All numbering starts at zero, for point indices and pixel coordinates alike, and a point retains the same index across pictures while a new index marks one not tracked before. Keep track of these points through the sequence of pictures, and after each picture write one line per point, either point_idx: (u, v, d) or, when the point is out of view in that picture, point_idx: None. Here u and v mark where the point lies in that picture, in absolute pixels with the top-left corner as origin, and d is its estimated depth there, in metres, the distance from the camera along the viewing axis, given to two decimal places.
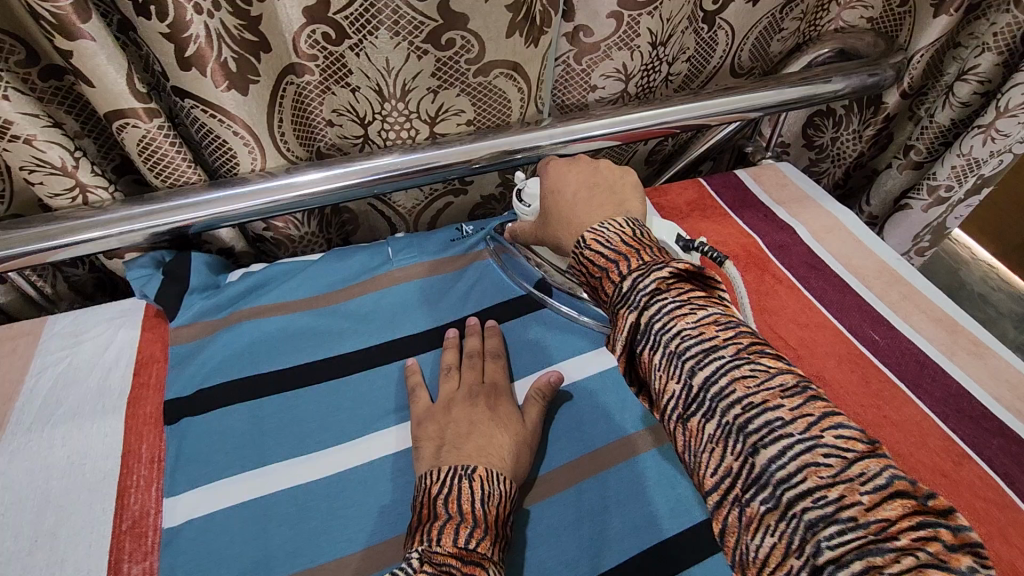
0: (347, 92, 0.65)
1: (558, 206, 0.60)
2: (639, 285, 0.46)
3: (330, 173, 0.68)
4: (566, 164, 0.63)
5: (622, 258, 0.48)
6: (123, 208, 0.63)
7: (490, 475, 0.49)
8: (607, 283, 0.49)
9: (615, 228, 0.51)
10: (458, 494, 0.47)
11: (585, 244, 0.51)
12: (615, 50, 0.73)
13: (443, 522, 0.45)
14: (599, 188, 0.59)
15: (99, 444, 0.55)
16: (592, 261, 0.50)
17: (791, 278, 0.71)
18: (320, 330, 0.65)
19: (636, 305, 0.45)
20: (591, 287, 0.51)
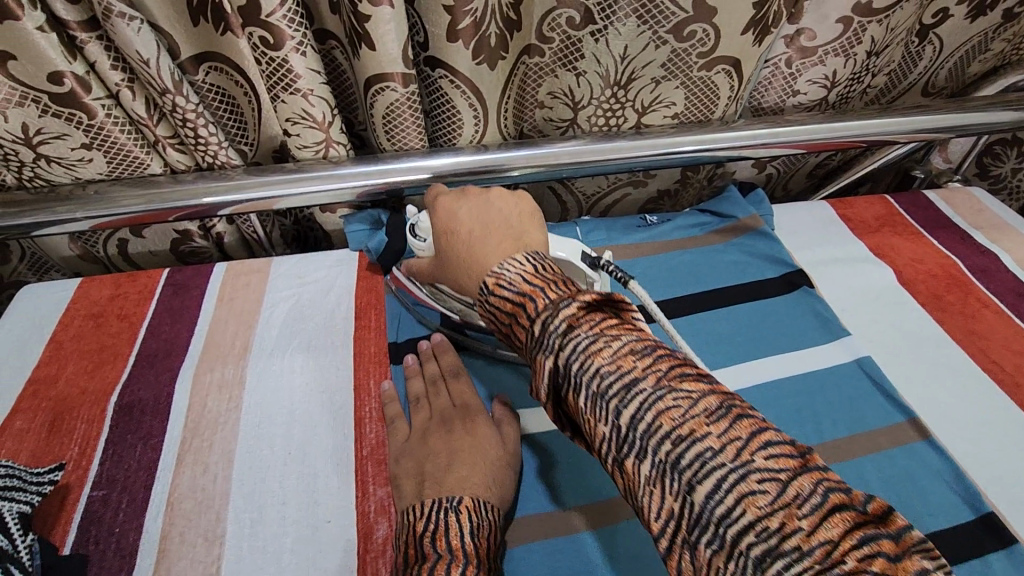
0: (571, 76, 0.68)
1: (455, 248, 0.52)
2: (550, 326, 0.39)
3: (539, 151, 0.71)
4: (456, 195, 0.55)
5: (526, 301, 0.42)
6: (357, 165, 0.69)
7: (476, 505, 0.45)
8: (518, 331, 0.43)
9: (515, 267, 0.45)
10: (447, 530, 0.43)
11: (489, 290, 0.45)
12: (830, 57, 0.72)
13: (434, 562, 0.40)
14: (493, 224, 0.51)
15: (335, 376, 0.60)
16: (500, 308, 0.44)
17: (998, 304, 0.68)
18: None
19: (550, 349, 0.39)
20: (505, 336, 0.45)
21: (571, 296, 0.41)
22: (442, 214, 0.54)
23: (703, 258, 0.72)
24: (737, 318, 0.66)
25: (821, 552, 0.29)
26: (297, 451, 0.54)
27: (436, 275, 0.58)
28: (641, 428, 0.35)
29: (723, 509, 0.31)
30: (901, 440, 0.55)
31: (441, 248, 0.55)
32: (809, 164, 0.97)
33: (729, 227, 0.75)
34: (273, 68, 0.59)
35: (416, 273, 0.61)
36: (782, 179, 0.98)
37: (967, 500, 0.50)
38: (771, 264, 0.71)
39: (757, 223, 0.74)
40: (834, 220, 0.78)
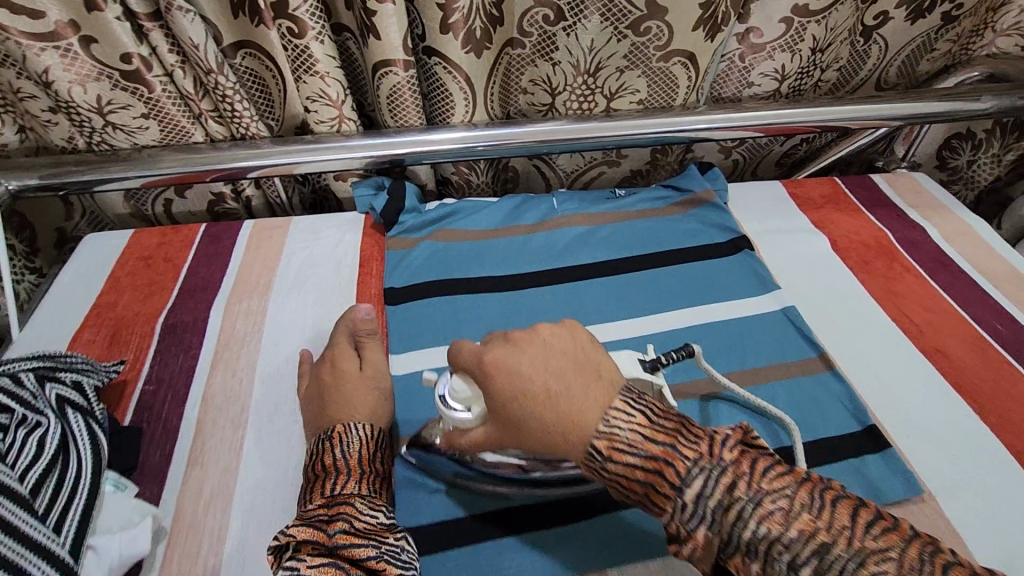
0: (548, 65, 0.80)
1: (534, 413, 0.44)
2: (703, 488, 0.39)
3: (520, 130, 0.83)
4: (507, 348, 0.46)
5: (659, 465, 0.41)
6: (364, 138, 0.81)
7: (346, 428, 0.56)
8: (658, 496, 0.41)
9: (626, 424, 0.42)
10: (321, 455, 0.55)
11: (602, 454, 0.42)
12: (778, 52, 0.83)
13: (312, 482, 0.53)
14: (566, 370, 0.45)
15: (340, 310, 0.73)
16: (629, 475, 0.42)
17: (919, 269, 0.77)
18: (498, 255, 0.79)
19: (707, 519, 0.39)
20: (636, 501, 0.43)
21: (709, 453, 0.40)
22: (501, 377, 0.45)
23: (660, 225, 0.82)
24: (684, 273, 0.76)
25: (776, 514, 0.37)
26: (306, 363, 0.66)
27: (500, 441, 0.49)
28: (741, 538, 0.38)
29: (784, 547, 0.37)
30: (809, 370, 0.65)
31: (499, 410, 0.46)
32: (774, 152, 1.07)
33: (686, 200, 0.85)
34: (297, 53, 0.72)
35: (459, 444, 0.52)
36: (750, 165, 1.08)
37: (853, 415, 0.61)
38: (719, 230, 0.81)
39: (710, 196, 0.84)
40: (784, 197, 0.88)
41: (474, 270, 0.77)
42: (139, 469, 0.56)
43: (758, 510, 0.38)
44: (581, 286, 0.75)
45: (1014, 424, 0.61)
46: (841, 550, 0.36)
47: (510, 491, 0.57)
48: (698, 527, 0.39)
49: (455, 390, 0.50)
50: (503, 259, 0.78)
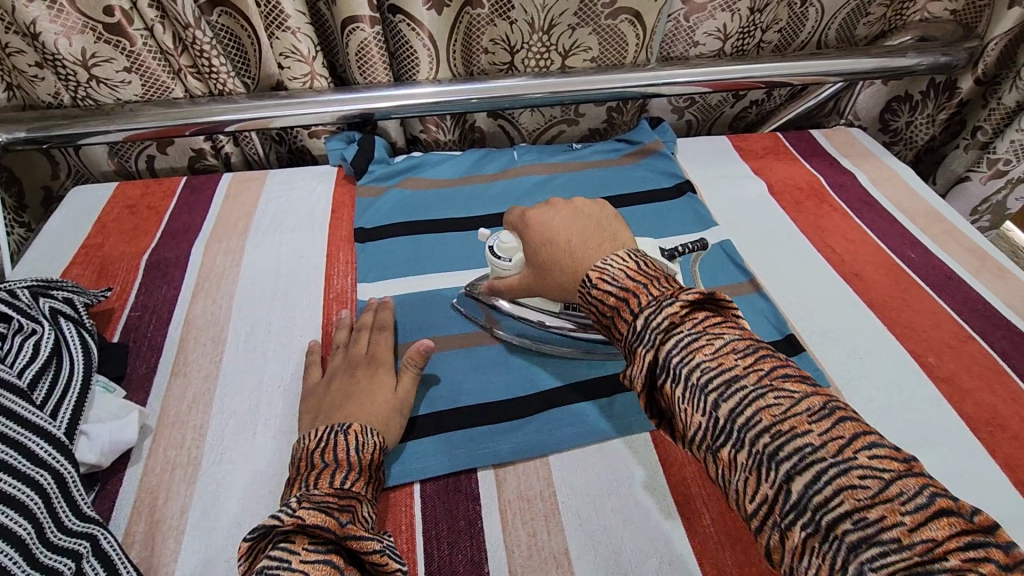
0: (506, 24, 0.86)
1: (553, 255, 0.56)
2: (653, 321, 0.44)
3: (480, 85, 0.89)
4: (545, 209, 0.59)
5: (629, 297, 0.47)
6: (334, 93, 0.87)
7: (364, 429, 0.53)
8: (619, 322, 0.47)
9: (618, 263, 0.49)
10: (335, 446, 0.52)
11: (590, 282, 0.49)
12: (718, 12, 0.90)
13: (319, 470, 0.50)
14: (586, 227, 0.56)
15: (313, 248, 0.78)
16: (602, 301, 0.48)
17: (846, 209, 0.85)
18: (462, 199, 0.85)
19: (651, 342, 0.44)
20: (603, 327, 0.50)
21: (669, 295, 0.45)
22: (537, 230, 0.58)
23: (613, 173, 0.89)
24: (632, 213, 0.83)
25: (860, 491, 0.35)
26: (281, 292, 0.72)
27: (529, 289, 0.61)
28: (794, 482, 0.37)
29: (821, 497, 0.35)
30: (740, 292, 0.72)
31: (534, 255, 0.58)
32: (726, 114, 1.14)
33: (638, 150, 0.92)
34: (269, 9, 0.78)
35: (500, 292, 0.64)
36: (705, 126, 1.14)
37: (777, 327, 0.68)
38: (666, 176, 0.88)
39: (658, 146, 0.91)
40: (728, 149, 0.96)
41: (439, 212, 0.83)
42: (127, 379, 0.62)
43: (756, 402, 0.39)
44: None
45: (917, 333, 0.68)
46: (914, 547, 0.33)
47: (466, 394, 0.62)
48: (674, 379, 0.42)
49: (501, 241, 0.64)
50: (466, 203, 0.84)
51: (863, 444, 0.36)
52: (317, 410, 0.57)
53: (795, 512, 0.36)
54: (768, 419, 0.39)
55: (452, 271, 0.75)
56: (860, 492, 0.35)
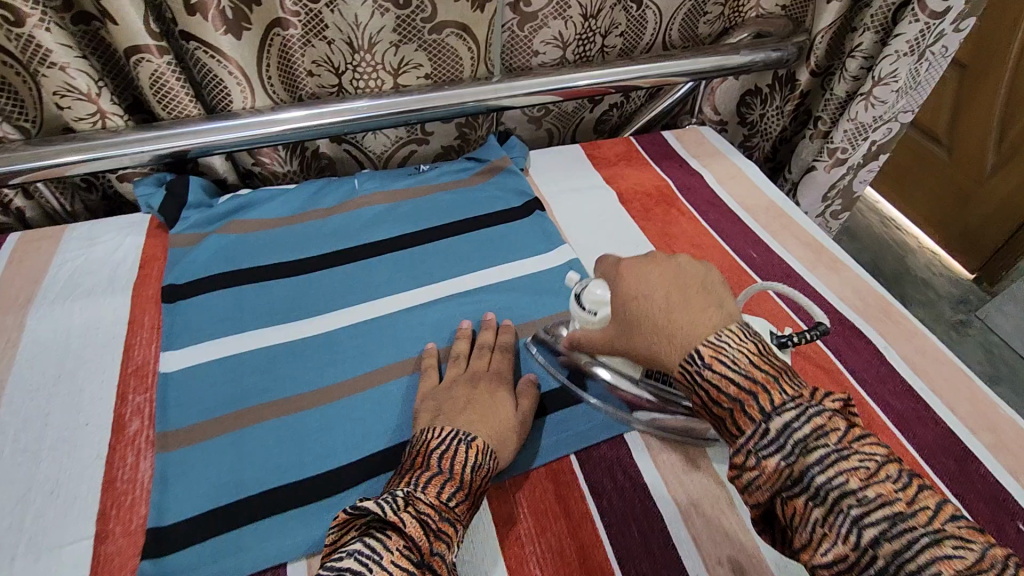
0: (324, 44, 0.79)
1: (648, 315, 0.52)
2: (792, 425, 0.42)
3: (304, 112, 0.81)
4: (643, 261, 0.56)
5: (755, 389, 0.44)
6: (132, 132, 0.76)
7: (484, 450, 0.52)
8: (739, 417, 0.44)
9: (735, 341, 0.47)
10: (454, 455, 0.50)
11: (703, 362, 0.46)
12: (551, 20, 0.88)
13: (433, 474, 0.48)
14: (687, 290, 0.52)
15: (113, 314, 0.68)
16: (718, 387, 0.45)
17: (693, 211, 0.84)
18: (293, 240, 0.78)
19: (790, 453, 0.41)
20: (713, 419, 0.47)
21: (811, 398, 0.43)
22: (631, 277, 0.55)
23: (460, 196, 0.85)
24: (479, 239, 0.79)
25: (954, 560, 0.35)
26: (67, 373, 0.62)
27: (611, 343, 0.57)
28: (882, 545, 0.37)
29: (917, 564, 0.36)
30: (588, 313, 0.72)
31: (621, 313, 0.56)
32: (587, 119, 1.12)
33: (485, 169, 0.88)
34: (25, 44, 0.67)
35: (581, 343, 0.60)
36: (567, 133, 1.12)
37: None
38: (515, 195, 0.84)
39: (505, 163, 0.88)
40: (581, 158, 0.93)
41: (266, 258, 0.75)
42: None
43: (843, 463, 0.40)
44: (376, 264, 0.76)
45: None
46: None
47: (283, 471, 0.55)
48: (775, 453, 0.41)
49: (591, 293, 0.60)
50: (298, 245, 0.77)
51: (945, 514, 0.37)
52: (437, 409, 0.57)
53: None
54: (856, 485, 0.39)
55: (276, 326, 0.68)
56: (956, 562, 0.35)
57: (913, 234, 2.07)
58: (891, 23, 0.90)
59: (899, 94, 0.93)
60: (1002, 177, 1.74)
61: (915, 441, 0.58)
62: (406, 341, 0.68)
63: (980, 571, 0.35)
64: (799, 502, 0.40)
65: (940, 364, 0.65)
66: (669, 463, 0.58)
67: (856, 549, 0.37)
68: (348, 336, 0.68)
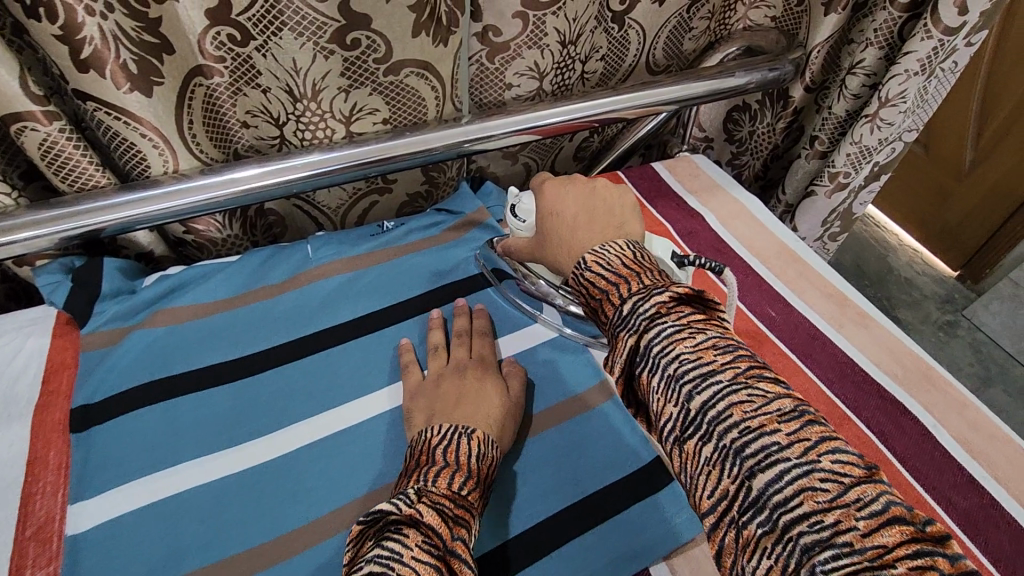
0: (259, 93, 0.66)
1: (559, 227, 0.58)
2: (639, 308, 0.45)
3: (239, 173, 0.68)
4: (562, 181, 0.60)
5: (621, 282, 0.48)
6: (25, 213, 0.61)
7: (486, 438, 0.51)
8: (608, 306, 0.48)
9: (616, 251, 0.51)
10: (458, 448, 0.49)
11: (586, 265, 0.50)
12: (525, 49, 0.76)
13: (439, 467, 0.47)
14: (596, 212, 0.57)
15: (7, 452, 0.53)
16: (593, 284, 0.49)
17: (697, 262, 0.75)
18: (237, 330, 0.65)
19: (636, 329, 0.44)
20: (592, 311, 0.51)
21: (662, 287, 0.46)
22: (550, 193, 0.60)
23: (433, 259, 0.73)
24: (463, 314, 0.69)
25: None
26: None
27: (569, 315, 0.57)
28: None
29: None
30: (600, 399, 0.63)
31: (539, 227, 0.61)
32: (568, 146, 1.02)
33: (459, 223, 0.77)
34: None
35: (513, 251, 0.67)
36: (545, 165, 1.02)
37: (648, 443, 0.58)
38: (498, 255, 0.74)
39: (483, 216, 0.77)
40: None
41: (203, 357, 0.62)
42: None
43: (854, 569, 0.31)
44: (341, 356, 0.64)
45: None
46: None
47: None
48: (624, 329, 0.45)
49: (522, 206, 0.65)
50: (244, 337, 0.64)
51: None
52: (431, 409, 0.55)
53: None
54: (684, 350, 0.42)
55: (220, 453, 0.55)
56: None
57: (893, 231, 2.03)
58: (897, 38, 0.82)
59: (905, 115, 0.85)
60: (980, 174, 1.71)
61: (986, 548, 0.50)
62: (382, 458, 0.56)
63: (773, 411, 0.38)
64: (643, 376, 0.43)
65: (995, 441, 0.58)
66: None
67: (678, 405, 0.40)
68: (310, 457, 0.56)
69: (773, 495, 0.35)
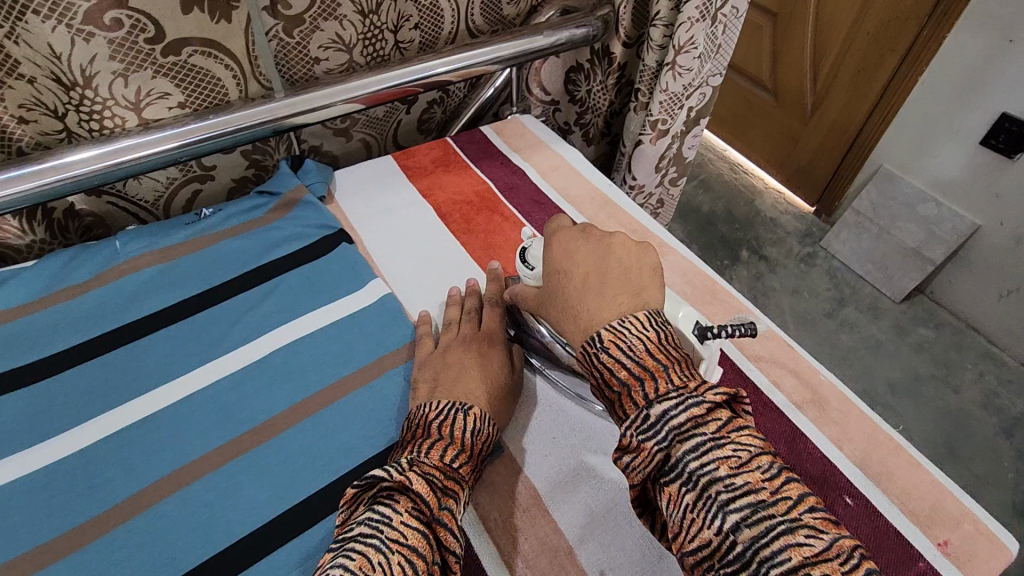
0: (24, 84, 0.62)
1: (565, 287, 0.52)
2: (668, 414, 0.42)
3: (20, 172, 0.64)
4: (575, 236, 0.56)
5: (646, 376, 0.44)
6: None
7: (484, 416, 0.52)
8: (627, 401, 0.45)
9: (636, 330, 0.46)
10: (453, 423, 0.50)
11: (602, 345, 0.46)
12: (322, 21, 0.77)
13: (433, 441, 0.48)
14: (605, 270, 0.52)
15: None
16: (611, 370, 0.46)
17: (516, 215, 0.78)
18: (32, 333, 0.62)
19: (664, 440, 0.42)
20: (606, 399, 0.47)
21: (693, 389, 0.43)
22: (558, 250, 0.55)
23: (250, 239, 0.73)
24: (274, 290, 0.68)
25: None
26: None
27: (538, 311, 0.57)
28: None
29: None
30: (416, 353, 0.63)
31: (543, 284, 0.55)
32: (405, 119, 1.02)
33: (280, 203, 0.77)
34: None
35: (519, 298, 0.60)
36: (385, 140, 1.02)
37: None
38: (316, 230, 0.74)
39: (301, 193, 0.77)
40: (393, 170, 0.84)
41: None
42: None
43: None
44: (148, 347, 0.62)
45: None
46: None
47: None
48: (652, 438, 0.42)
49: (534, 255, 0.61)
50: (39, 339, 0.62)
51: None
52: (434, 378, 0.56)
53: None
54: (727, 473, 0.39)
55: (9, 458, 0.53)
56: None
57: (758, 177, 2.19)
58: None
59: (702, 59, 0.92)
60: (820, 115, 1.87)
61: None
62: (188, 439, 0.55)
63: (756, 470, 0.39)
64: (673, 487, 0.41)
65: (766, 340, 0.64)
66: (499, 522, 0.51)
67: (718, 536, 0.38)
68: (110, 449, 0.54)
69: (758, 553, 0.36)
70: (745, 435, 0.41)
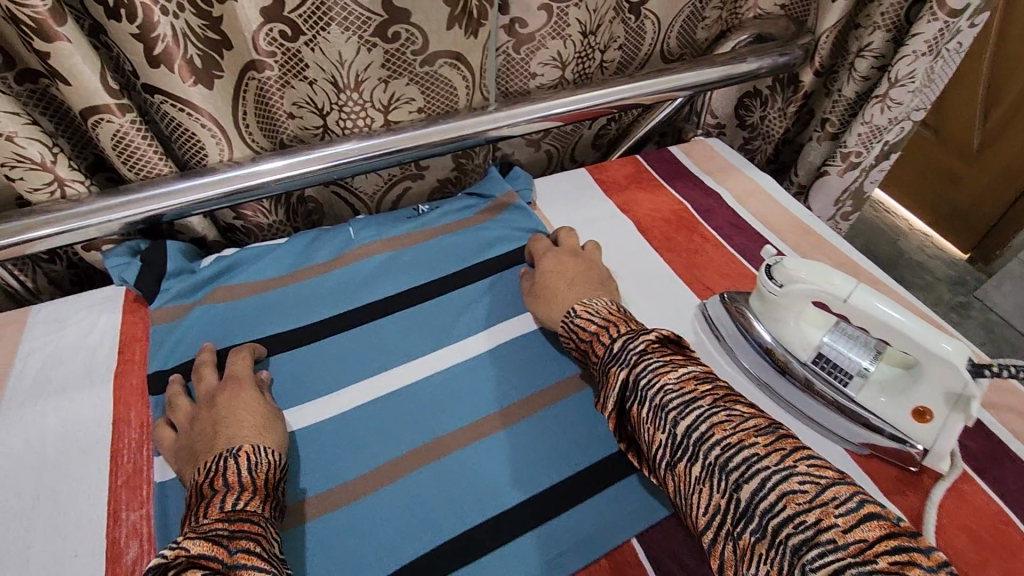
0: (305, 85, 0.71)
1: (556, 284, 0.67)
2: (626, 345, 0.54)
3: (290, 160, 0.73)
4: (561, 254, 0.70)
5: (610, 325, 0.58)
6: (99, 199, 0.67)
7: (256, 449, 0.51)
8: (598, 346, 0.58)
9: (602, 304, 0.62)
10: (224, 471, 0.49)
11: (576, 315, 0.61)
12: (549, 40, 0.82)
13: (208, 498, 0.47)
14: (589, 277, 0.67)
15: (92, 413, 0.60)
16: (584, 329, 0.60)
17: (716, 237, 0.79)
18: (290, 302, 0.70)
19: (625, 363, 0.53)
20: (584, 354, 0.60)
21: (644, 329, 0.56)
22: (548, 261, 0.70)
23: (467, 238, 0.78)
24: (492, 289, 0.73)
25: (799, 495, 0.40)
26: (46, 492, 0.54)
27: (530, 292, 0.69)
28: (777, 529, 0.39)
29: (784, 517, 0.39)
30: None
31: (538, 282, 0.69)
32: (586, 134, 1.06)
33: (491, 206, 0.82)
34: None
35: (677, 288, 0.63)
36: (566, 152, 1.07)
37: None
38: (524, 234, 0.78)
39: (512, 199, 0.82)
40: (590, 184, 0.87)
41: (265, 327, 0.68)
42: None
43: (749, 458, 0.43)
44: (387, 327, 0.68)
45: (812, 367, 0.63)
46: (851, 555, 0.36)
47: None
48: (615, 364, 0.54)
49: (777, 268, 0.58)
50: (295, 310, 0.70)
51: (801, 455, 0.42)
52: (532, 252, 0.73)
53: (743, 517, 0.41)
54: (668, 381, 0.50)
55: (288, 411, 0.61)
56: (799, 497, 0.40)
57: (903, 217, 2.05)
58: (903, 21, 0.86)
59: (915, 94, 0.89)
60: (989, 156, 1.73)
61: (995, 484, 0.55)
62: (431, 416, 0.61)
63: (692, 376, 0.50)
64: (635, 406, 0.51)
65: (1010, 395, 0.61)
66: None
67: (664, 431, 0.47)
68: (364, 415, 0.61)
69: (692, 432, 0.46)
70: (688, 359, 0.53)
